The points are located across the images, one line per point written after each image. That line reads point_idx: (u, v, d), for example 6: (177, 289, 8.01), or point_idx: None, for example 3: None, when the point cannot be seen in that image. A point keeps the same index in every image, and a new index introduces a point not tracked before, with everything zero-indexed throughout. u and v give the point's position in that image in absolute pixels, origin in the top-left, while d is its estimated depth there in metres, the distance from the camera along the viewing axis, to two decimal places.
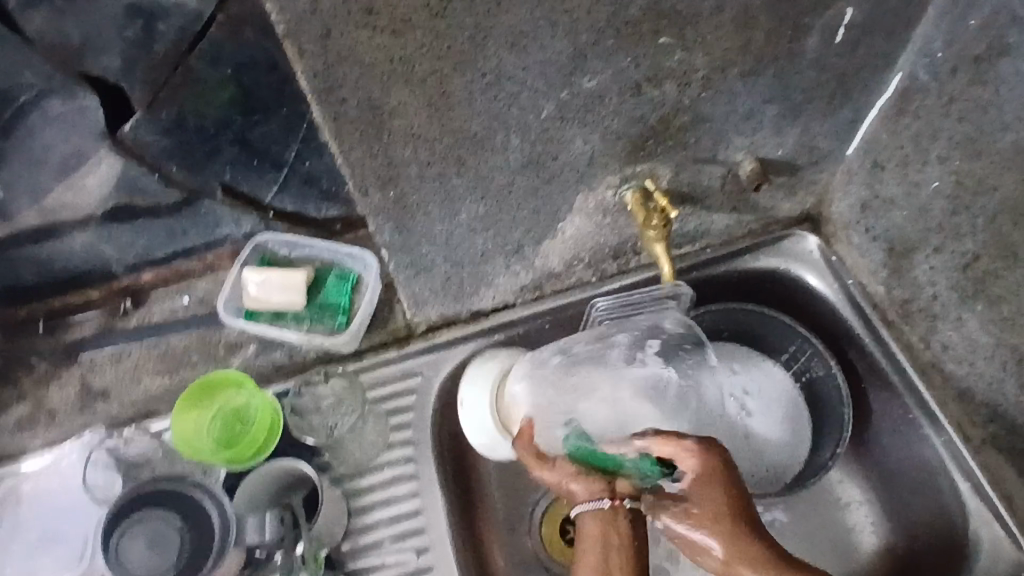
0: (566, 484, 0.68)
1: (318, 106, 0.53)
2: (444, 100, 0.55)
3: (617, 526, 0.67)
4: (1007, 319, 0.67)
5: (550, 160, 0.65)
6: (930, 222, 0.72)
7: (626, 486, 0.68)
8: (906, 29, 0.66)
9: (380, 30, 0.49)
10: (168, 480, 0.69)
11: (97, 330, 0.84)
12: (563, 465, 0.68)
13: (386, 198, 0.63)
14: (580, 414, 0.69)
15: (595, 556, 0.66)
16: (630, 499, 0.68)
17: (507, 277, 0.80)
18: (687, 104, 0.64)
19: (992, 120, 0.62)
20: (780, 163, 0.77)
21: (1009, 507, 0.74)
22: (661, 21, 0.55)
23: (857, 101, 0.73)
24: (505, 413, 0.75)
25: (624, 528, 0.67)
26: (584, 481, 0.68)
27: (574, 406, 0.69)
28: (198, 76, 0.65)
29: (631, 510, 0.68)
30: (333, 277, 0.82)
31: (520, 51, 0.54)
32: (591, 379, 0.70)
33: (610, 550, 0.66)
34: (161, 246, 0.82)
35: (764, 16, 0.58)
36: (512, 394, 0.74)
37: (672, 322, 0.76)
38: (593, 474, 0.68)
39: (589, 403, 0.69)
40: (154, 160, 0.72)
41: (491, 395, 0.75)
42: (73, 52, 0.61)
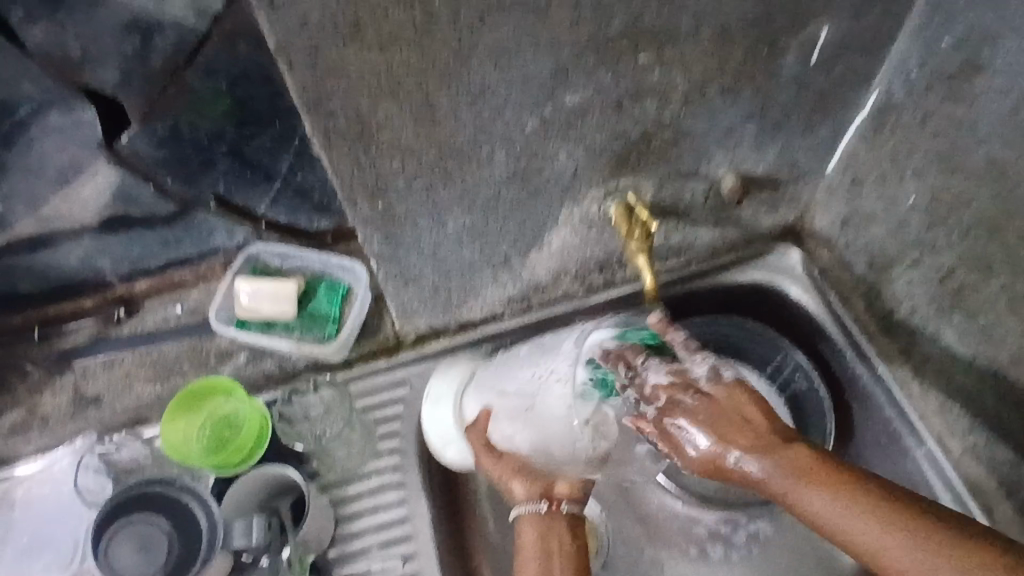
0: (506, 479, 0.68)
1: (307, 119, 0.54)
2: (430, 113, 0.57)
3: (553, 526, 0.65)
4: (983, 331, 0.69)
5: (535, 173, 0.67)
6: (908, 236, 0.74)
7: (564, 489, 0.66)
8: (882, 48, 0.68)
9: (367, 46, 0.50)
10: (157, 484, 0.69)
11: (91, 337, 0.85)
12: (506, 461, 0.68)
13: (374, 209, 0.65)
14: (542, 397, 0.64)
15: (534, 562, 0.64)
16: (567, 502, 0.66)
17: (494, 288, 0.81)
18: (669, 120, 0.66)
19: (966, 136, 0.64)
20: (761, 178, 0.79)
21: (989, 517, 0.75)
22: (641, 39, 0.57)
23: (835, 118, 0.75)
24: (464, 407, 0.74)
25: (562, 533, 0.65)
26: (524, 479, 0.67)
27: (539, 389, 0.65)
28: (194, 90, 0.67)
29: (567, 515, 0.65)
30: (323, 288, 0.84)
31: (504, 67, 0.56)
32: (552, 365, 0.65)
33: (549, 552, 0.64)
34: (155, 255, 0.84)
35: (742, 34, 0.60)
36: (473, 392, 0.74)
37: (653, 320, 0.66)
38: (533, 473, 0.67)
39: (549, 390, 0.64)
40: (149, 171, 0.73)
41: (456, 393, 0.76)
42: (72, 65, 0.63)
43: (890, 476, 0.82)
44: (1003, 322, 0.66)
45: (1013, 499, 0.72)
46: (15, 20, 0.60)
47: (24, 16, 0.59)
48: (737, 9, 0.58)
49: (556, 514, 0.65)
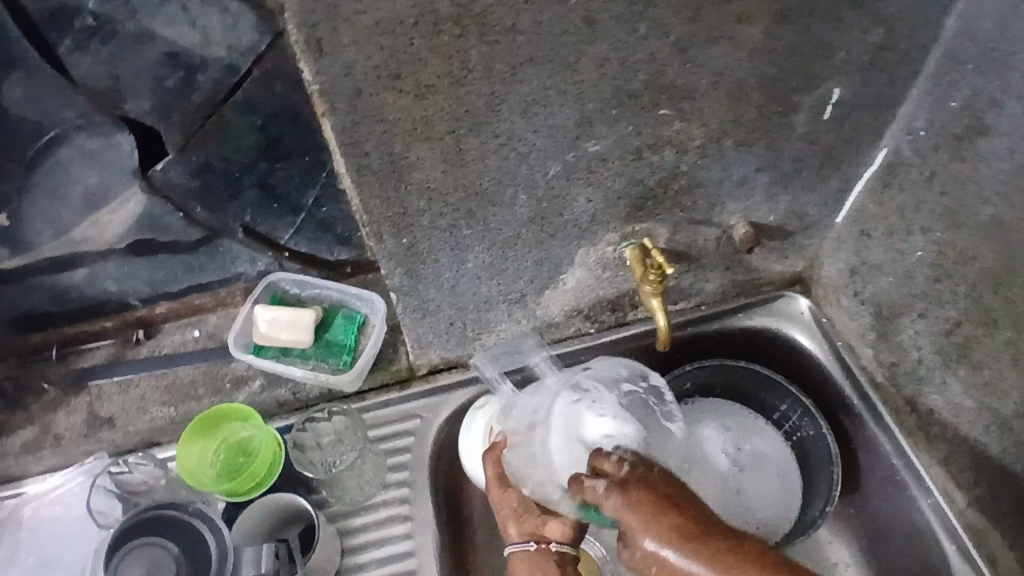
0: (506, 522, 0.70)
1: (342, 158, 0.57)
2: (459, 156, 0.59)
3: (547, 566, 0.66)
4: (988, 384, 0.70)
5: (555, 216, 0.69)
6: (914, 288, 0.76)
7: (557, 530, 0.67)
8: (890, 108, 0.71)
9: (405, 93, 0.53)
10: (167, 510, 0.69)
11: (108, 358, 0.87)
12: (511, 499, 0.70)
13: (399, 244, 0.67)
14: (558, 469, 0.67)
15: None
16: (559, 544, 0.66)
17: (508, 324, 0.83)
18: (685, 169, 0.69)
19: (972, 194, 0.66)
20: (772, 227, 0.81)
21: (994, 571, 0.75)
22: (662, 94, 0.60)
23: (845, 172, 0.77)
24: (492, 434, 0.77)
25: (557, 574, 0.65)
26: (521, 522, 0.68)
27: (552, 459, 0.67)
28: (229, 124, 0.70)
29: (558, 554, 0.66)
30: (341, 317, 0.85)
31: (532, 116, 0.58)
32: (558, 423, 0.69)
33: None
34: (177, 279, 0.85)
35: (757, 92, 0.63)
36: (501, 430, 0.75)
37: (632, 383, 0.71)
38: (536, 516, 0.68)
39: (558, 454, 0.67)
40: (179, 198, 0.76)
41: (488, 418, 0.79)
42: (116, 96, 0.66)
43: (896, 525, 0.82)
44: (1007, 375, 0.68)
45: (1019, 552, 0.73)
46: (66, 52, 0.63)
47: (75, 49, 0.62)
48: (754, 69, 0.61)
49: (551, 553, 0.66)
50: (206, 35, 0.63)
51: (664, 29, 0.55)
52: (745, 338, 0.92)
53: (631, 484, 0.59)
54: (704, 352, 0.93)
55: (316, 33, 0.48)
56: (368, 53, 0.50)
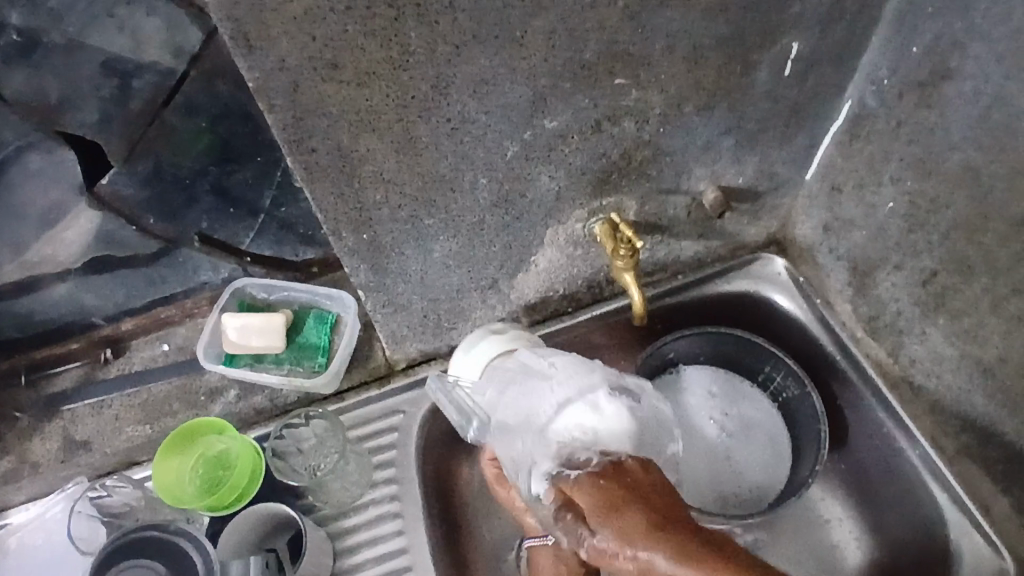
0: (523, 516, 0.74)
1: (289, 157, 0.55)
2: (411, 144, 0.57)
3: (564, 555, 0.72)
4: (968, 331, 0.70)
5: (519, 197, 0.67)
6: (888, 240, 0.75)
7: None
8: (851, 59, 0.70)
9: (346, 83, 0.51)
10: (165, 533, 0.68)
11: (80, 380, 0.84)
12: (517, 499, 0.73)
13: (360, 240, 0.65)
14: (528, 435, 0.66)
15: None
16: None
17: (483, 311, 0.82)
18: (648, 138, 0.67)
19: (940, 140, 0.65)
20: (743, 189, 0.80)
21: (986, 515, 0.76)
22: (617, 63, 0.58)
23: (810, 128, 0.76)
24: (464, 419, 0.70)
25: (571, 554, 0.72)
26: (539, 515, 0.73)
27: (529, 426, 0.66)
28: (173, 130, 0.67)
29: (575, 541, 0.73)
30: (312, 319, 0.83)
31: (483, 96, 0.56)
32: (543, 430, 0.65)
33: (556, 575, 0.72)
34: (140, 294, 0.83)
35: (714, 53, 0.61)
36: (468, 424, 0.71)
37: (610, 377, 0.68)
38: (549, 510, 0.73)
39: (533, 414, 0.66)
40: (132, 211, 0.73)
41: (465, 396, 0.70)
42: (50, 111, 0.63)
43: (886, 478, 0.82)
44: (986, 321, 0.67)
45: (1010, 496, 0.73)
46: None
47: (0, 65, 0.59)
48: (709, 30, 0.59)
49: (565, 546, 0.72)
50: (138, 38, 0.60)
51: None
52: (724, 305, 0.91)
53: (608, 476, 0.59)
54: (686, 322, 0.92)
55: (243, 28, 0.45)
56: (300, 44, 0.47)
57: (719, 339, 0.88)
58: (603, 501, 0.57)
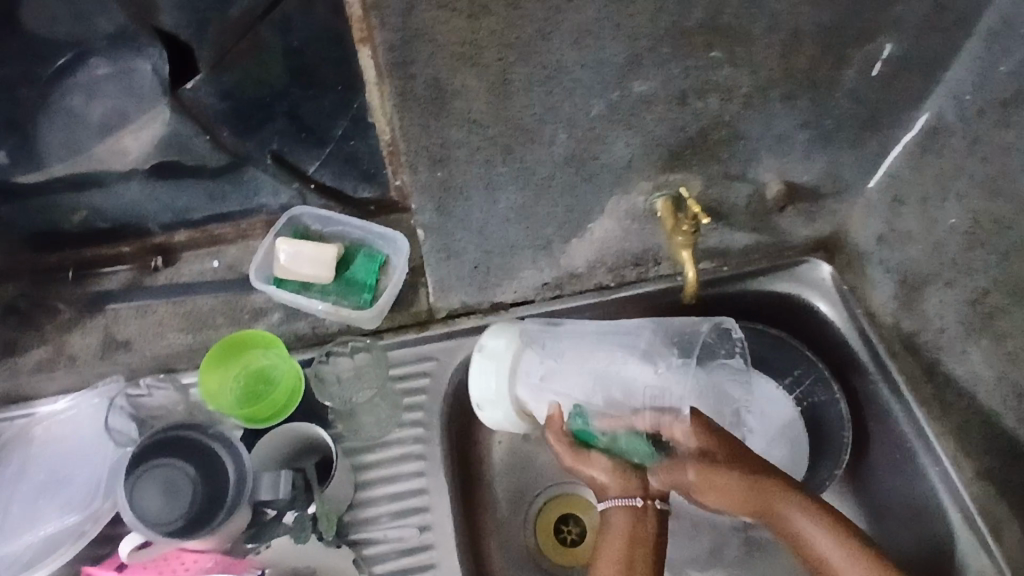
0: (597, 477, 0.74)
1: (386, 81, 0.55)
2: (503, 87, 0.58)
3: (644, 517, 0.71)
4: (1011, 354, 0.70)
5: (591, 159, 0.68)
6: (944, 257, 0.76)
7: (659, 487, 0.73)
8: (939, 70, 0.69)
9: (458, 13, 0.51)
10: (221, 442, 0.68)
11: (125, 283, 0.86)
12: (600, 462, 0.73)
13: (433, 177, 0.66)
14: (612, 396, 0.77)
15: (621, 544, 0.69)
16: (659, 501, 0.72)
17: (531, 272, 0.83)
18: (727, 119, 0.68)
19: (1015, 162, 0.66)
20: (805, 188, 0.81)
21: (998, 541, 0.76)
22: (716, 35, 0.59)
23: (884, 136, 0.76)
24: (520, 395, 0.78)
25: (651, 526, 0.71)
26: (620, 478, 0.72)
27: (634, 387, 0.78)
28: (263, 45, 0.68)
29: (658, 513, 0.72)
30: (362, 255, 0.83)
31: (582, 48, 0.57)
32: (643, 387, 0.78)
33: (638, 536, 0.70)
34: (199, 207, 0.84)
35: (811, 40, 0.62)
36: (540, 367, 0.79)
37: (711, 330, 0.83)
38: (630, 473, 0.73)
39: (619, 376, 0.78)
40: (207, 122, 0.74)
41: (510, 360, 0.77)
42: (149, 10, 0.64)
43: (902, 492, 0.83)
44: None
45: None
46: None
47: None
48: (811, 16, 0.59)
49: (648, 509, 0.71)
50: None
51: None
52: (765, 303, 0.92)
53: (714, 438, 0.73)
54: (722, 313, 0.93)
55: None
56: None
57: (749, 333, 0.91)
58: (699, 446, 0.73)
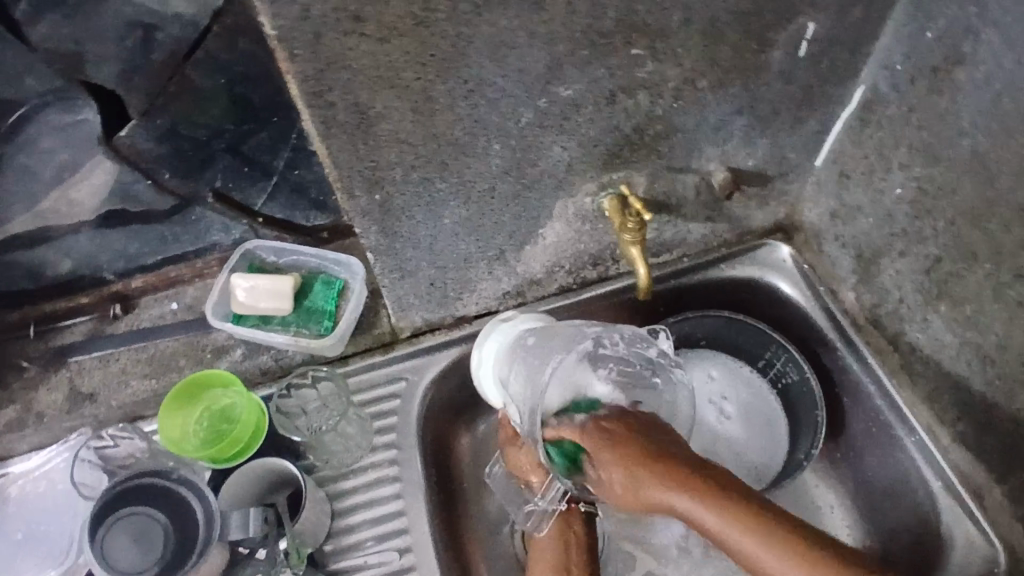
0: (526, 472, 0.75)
1: (307, 110, 0.55)
2: (428, 104, 0.58)
3: (571, 525, 0.76)
4: (968, 318, 0.70)
5: (530, 166, 0.68)
6: (895, 228, 0.75)
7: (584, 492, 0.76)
8: (867, 43, 0.70)
9: (368, 36, 0.51)
10: (184, 484, 0.68)
11: (86, 335, 0.85)
12: (522, 460, 0.75)
13: (372, 200, 0.65)
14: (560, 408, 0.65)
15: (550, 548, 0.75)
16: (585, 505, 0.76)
17: (489, 282, 0.82)
18: (660, 114, 0.68)
19: (950, 126, 0.65)
20: (751, 173, 0.81)
21: (979, 505, 0.75)
22: (634, 33, 0.59)
23: (823, 114, 0.76)
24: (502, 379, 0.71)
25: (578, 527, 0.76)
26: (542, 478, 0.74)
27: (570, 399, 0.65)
28: (192, 85, 0.68)
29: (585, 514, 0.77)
30: (319, 283, 0.84)
31: (501, 59, 0.57)
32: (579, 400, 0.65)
33: (564, 544, 0.75)
34: (152, 251, 0.84)
35: (730, 27, 0.62)
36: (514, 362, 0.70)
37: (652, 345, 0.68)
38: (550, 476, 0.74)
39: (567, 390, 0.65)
40: (147, 167, 0.74)
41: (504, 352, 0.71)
42: (72, 62, 0.64)
43: (882, 465, 0.83)
44: (986, 309, 0.68)
45: (1004, 484, 0.73)
46: (18, 14, 0.60)
47: (26, 10, 0.60)
48: (727, 4, 0.59)
49: (573, 515, 0.76)
50: None
51: None
52: (728, 289, 0.93)
53: (608, 429, 0.61)
54: (687, 305, 0.94)
55: None
56: None
57: (720, 323, 0.90)
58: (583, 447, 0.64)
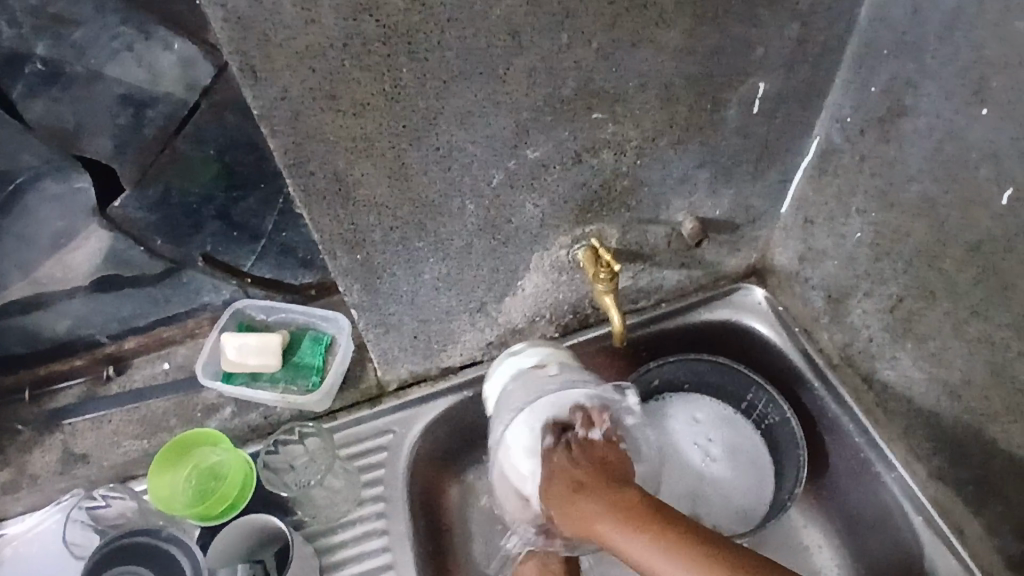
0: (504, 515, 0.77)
1: (288, 180, 0.59)
2: (403, 170, 0.62)
3: (548, 561, 0.75)
4: (933, 355, 0.72)
5: (504, 223, 0.72)
6: (858, 269, 0.79)
7: None
8: (818, 98, 0.74)
9: (343, 112, 0.55)
10: (182, 551, 0.68)
11: (80, 396, 0.88)
12: None
13: (354, 260, 0.68)
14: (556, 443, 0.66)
15: None
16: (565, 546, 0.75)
17: (472, 334, 0.85)
18: (625, 170, 0.72)
19: (899, 172, 0.69)
20: (719, 221, 0.84)
21: (959, 538, 0.76)
22: (594, 99, 0.63)
23: (783, 164, 0.80)
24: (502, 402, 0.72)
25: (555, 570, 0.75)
26: None
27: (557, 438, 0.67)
28: (182, 157, 0.72)
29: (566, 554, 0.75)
30: (308, 339, 0.86)
31: (470, 127, 0.61)
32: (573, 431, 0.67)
33: None
34: (144, 313, 0.87)
35: (685, 90, 0.66)
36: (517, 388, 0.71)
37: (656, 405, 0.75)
38: None
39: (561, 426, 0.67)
40: (139, 234, 0.78)
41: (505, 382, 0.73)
42: (68, 138, 0.69)
43: (865, 501, 0.84)
44: (948, 346, 0.70)
45: (981, 516, 0.74)
46: (17, 95, 0.65)
47: (25, 92, 0.65)
48: (679, 70, 0.64)
49: (550, 552, 0.75)
50: (154, 72, 0.65)
51: (587, 37, 0.58)
52: (707, 333, 0.95)
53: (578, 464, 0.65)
54: (666, 349, 0.96)
55: (250, 60, 0.50)
56: (302, 76, 0.52)
57: (705, 366, 0.91)
58: (564, 482, 0.64)
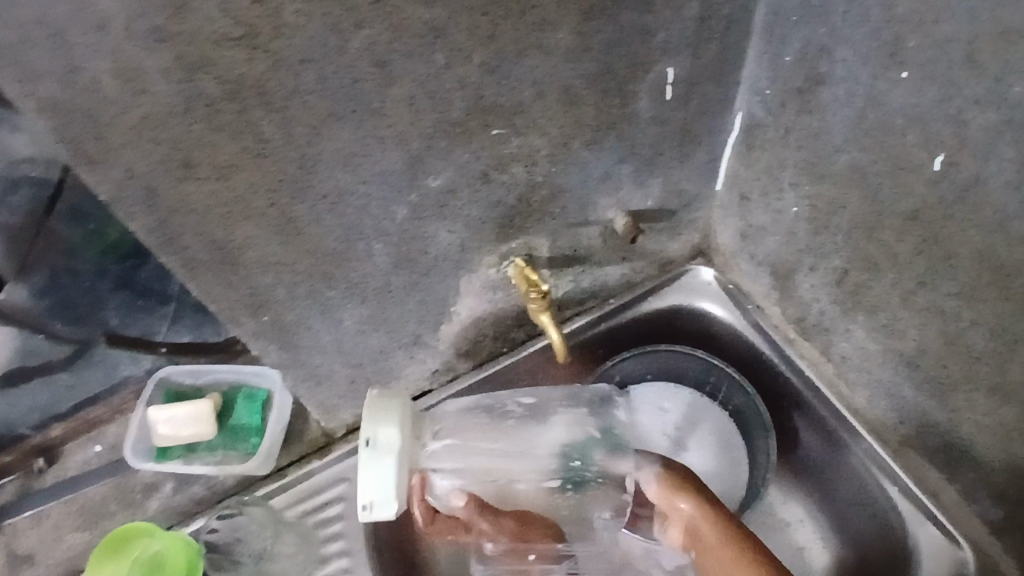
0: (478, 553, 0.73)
1: (162, 257, 0.54)
2: (292, 225, 0.56)
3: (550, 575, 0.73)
4: (886, 326, 0.69)
5: (420, 255, 0.67)
6: (799, 244, 0.75)
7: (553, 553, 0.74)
8: (731, 73, 0.70)
9: (204, 179, 0.50)
10: None
11: (15, 495, 0.80)
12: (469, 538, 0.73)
13: (260, 322, 0.63)
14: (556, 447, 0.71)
15: None
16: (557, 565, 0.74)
17: (414, 366, 0.80)
18: (541, 180, 0.67)
19: (824, 143, 0.65)
20: (652, 211, 0.80)
21: (935, 504, 0.75)
22: (488, 116, 0.58)
23: (708, 143, 0.76)
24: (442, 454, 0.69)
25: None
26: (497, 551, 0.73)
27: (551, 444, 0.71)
28: (60, 238, 0.75)
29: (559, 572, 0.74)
30: (241, 399, 0.82)
31: (356, 168, 0.55)
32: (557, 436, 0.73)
33: None
34: (63, 398, 0.84)
35: (586, 89, 0.61)
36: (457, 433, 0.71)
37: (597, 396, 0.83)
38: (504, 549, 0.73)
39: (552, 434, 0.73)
40: (37, 321, 0.79)
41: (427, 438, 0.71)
42: None
43: (842, 477, 0.81)
44: (899, 316, 0.67)
45: (956, 481, 0.72)
46: None
47: None
48: (576, 71, 0.59)
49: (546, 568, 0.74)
50: None
51: (466, 54, 0.53)
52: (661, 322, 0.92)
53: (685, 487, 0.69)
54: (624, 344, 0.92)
55: (81, 145, 0.44)
56: (146, 151, 0.46)
57: (666, 357, 0.90)
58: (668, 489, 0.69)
